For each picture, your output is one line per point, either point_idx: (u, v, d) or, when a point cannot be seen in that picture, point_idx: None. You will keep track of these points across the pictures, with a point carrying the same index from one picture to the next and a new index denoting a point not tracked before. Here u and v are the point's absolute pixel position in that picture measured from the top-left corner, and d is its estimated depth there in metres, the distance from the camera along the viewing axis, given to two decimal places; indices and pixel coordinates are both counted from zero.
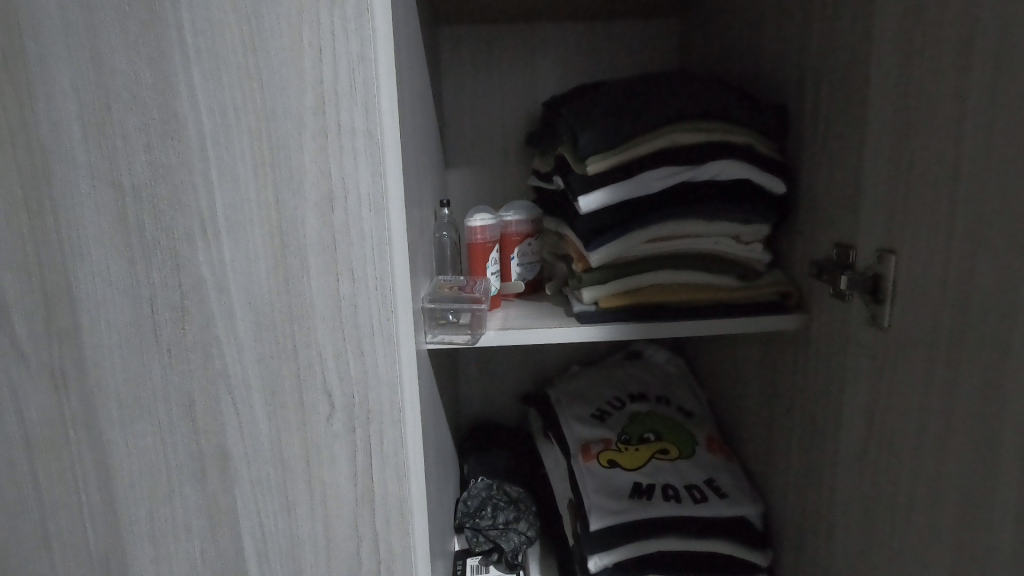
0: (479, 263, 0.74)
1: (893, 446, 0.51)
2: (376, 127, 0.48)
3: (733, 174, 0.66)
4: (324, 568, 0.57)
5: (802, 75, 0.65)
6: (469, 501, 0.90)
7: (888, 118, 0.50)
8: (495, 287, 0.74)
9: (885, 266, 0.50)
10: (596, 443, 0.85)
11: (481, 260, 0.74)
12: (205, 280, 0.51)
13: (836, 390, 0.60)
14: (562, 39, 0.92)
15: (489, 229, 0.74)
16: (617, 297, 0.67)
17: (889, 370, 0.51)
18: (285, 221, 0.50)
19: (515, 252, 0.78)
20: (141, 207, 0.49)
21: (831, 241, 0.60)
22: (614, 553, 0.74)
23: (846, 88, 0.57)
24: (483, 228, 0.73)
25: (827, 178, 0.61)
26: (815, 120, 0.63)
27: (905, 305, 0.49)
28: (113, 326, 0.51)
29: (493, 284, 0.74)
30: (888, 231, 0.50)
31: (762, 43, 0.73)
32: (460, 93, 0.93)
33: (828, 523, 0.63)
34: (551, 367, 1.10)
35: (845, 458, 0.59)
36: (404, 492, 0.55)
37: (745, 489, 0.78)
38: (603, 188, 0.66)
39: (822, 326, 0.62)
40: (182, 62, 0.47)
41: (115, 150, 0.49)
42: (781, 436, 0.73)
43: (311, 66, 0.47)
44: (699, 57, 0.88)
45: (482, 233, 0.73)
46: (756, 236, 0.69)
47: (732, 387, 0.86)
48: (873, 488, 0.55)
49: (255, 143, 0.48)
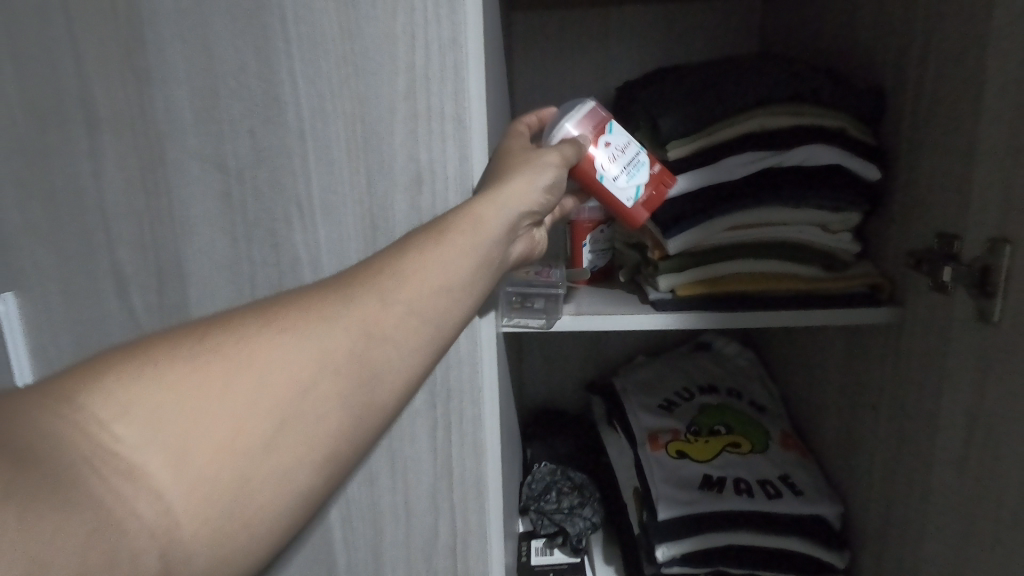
0: (596, 185, 0.54)
1: (998, 449, 0.48)
2: (465, 110, 0.49)
3: (823, 158, 0.64)
4: (402, 540, 0.60)
5: (904, 56, 0.61)
6: (533, 484, 0.92)
7: (1009, 98, 0.47)
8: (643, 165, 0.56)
9: (997, 256, 0.47)
10: (664, 434, 0.84)
11: (592, 155, 0.53)
12: (301, 258, 0.54)
13: (933, 384, 0.57)
14: (640, 21, 0.90)
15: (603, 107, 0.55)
16: (694, 286, 0.66)
17: (998, 369, 0.48)
18: (377, 203, 0.52)
19: (657, 166, 0.57)
20: (244, 189, 0.52)
21: (932, 230, 0.57)
22: (683, 543, 0.73)
23: (957, 69, 0.53)
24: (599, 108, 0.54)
25: (930, 164, 0.57)
26: (917, 103, 0.59)
27: (1019, 301, 0.46)
28: (218, 301, 0.55)
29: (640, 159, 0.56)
30: (1003, 218, 0.47)
31: (858, 21, 0.69)
32: (534, 77, 0.93)
33: (916, 526, 0.60)
34: (617, 353, 1.09)
35: (940, 459, 0.56)
36: (480, 469, 0.57)
37: (822, 487, 0.76)
38: (684, 173, 0.65)
39: (918, 320, 0.59)
40: (285, 49, 0.49)
41: (222, 134, 0.51)
42: (865, 435, 0.70)
43: (404, 53, 0.48)
44: (784, 41, 0.85)
45: (559, 129, 0.54)
46: (845, 224, 0.66)
47: (808, 382, 0.84)
48: (970, 491, 0.52)
49: (350, 127, 0.50)
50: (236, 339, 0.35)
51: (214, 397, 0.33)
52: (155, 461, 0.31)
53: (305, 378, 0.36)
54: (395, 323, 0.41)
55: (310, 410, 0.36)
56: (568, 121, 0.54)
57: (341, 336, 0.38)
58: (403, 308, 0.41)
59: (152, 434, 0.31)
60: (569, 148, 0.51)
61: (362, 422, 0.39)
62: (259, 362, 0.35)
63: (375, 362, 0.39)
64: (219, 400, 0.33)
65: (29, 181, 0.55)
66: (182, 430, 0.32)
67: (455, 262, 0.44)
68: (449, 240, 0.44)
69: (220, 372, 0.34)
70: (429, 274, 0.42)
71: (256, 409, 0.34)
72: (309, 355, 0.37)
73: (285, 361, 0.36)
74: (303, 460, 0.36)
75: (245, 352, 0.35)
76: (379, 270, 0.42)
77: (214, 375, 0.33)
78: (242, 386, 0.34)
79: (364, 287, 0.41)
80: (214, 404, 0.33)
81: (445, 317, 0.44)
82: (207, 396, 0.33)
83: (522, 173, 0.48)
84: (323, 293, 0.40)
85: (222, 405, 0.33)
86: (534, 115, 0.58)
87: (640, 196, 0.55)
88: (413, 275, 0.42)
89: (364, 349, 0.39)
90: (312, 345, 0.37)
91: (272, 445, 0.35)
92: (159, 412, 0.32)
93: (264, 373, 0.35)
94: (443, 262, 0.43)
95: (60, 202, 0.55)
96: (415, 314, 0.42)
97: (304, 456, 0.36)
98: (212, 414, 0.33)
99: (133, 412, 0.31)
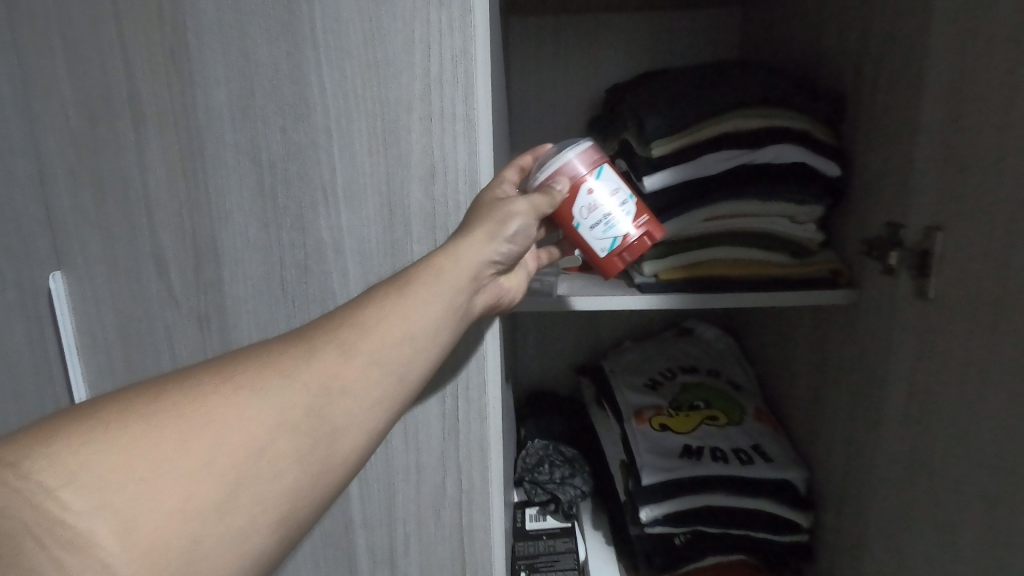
0: (573, 231, 0.57)
1: (934, 407, 0.56)
2: (474, 110, 0.56)
3: (790, 157, 0.71)
4: (413, 497, 0.67)
5: (861, 66, 0.69)
6: (527, 457, 0.99)
7: (943, 105, 0.54)
8: (630, 214, 0.56)
9: (932, 242, 0.55)
10: (648, 409, 0.92)
11: (570, 202, 0.55)
12: (325, 242, 0.60)
13: (882, 355, 0.65)
14: (628, 28, 0.97)
15: (591, 152, 0.55)
16: (676, 271, 0.73)
17: (933, 338, 0.56)
18: (394, 192, 0.58)
19: (643, 216, 0.57)
20: (276, 180, 0.59)
21: (883, 221, 0.64)
22: (664, 505, 0.80)
23: (903, 78, 0.61)
24: (586, 154, 0.55)
25: (883, 162, 0.65)
26: (872, 107, 0.67)
27: (949, 279, 0.53)
28: (249, 281, 0.61)
29: (626, 209, 0.56)
30: (938, 208, 0.55)
31: (825, 32, 0.76)
32: (530, 79, 1.00)
33: (870, 482, 0.68)
34: (605, 339, 1.16)
35: (888, 421, 0.64)
36: (484, 431, 0.64)
37: (791, 455, 0.83)
38: (666, 168, 0.72)
39: (871, 300, 0.67)
40: (314, 54, 0.55)
41: (256, 130, 0.58)
42: (828, 406, 0.78)
43: (420, 60, 0.55)
44: (760, 48, 0.92)
45: (548, 167, 0.55)
46: (811, 216, 0.74)
47: (780, 361, 0.91)
48: (912, 446, 0.60)
49: (371, 125, 0.57)
50: (188, 402, 0.38)
51: (165, 459, 0.35)
52: (101, 527, 0.33)
53: (262, 436, 0.38)
54: (354, 377, 0.43)
55: (266, 470, 0.38)
56: (552, 168, 0.55)
57: (295, 393, 0.40)
58: (362, 361, 0.43)
59: (97, 500, 0.33)
60: (545, 194, 0.54)
61: (322, 478, 0.41)
62: (214, 423, 0.37)
63: (333, 417, 0.41)
64: (171, 463, 0.35)
65: (80, 172, 0.61)
66: (133, 494, 0.34)
67: (415, 314, 0.46)
68: (406, 295, 0.47)
69: (168, 436, 0.36)
70: (390, 327, 0.45)
71: (206, 470, 0.36)
72: (266, 413, 0.39)
73: (240, 420, 0.38)
74: (255, 519, 0.37)
75: (195, 416, 0.37)
76: (335, 329, 0.44)
77: (165, 437, 0.36)
78: (193, 447, 0.36)
79: (322, 343, 0.43)
80: (163, 467, 0.35)
81: (404, 369, 0.45)
82: (159, 459, 0.35)
83: (484, 228, 0.52)
84: (280, 352, 0.42)
85: (171, 468, 0.35)
86: (529, 154, 0.59)
87: (615, 244, 0.56)
88: (370, 330, 0.44)
89: (323, 404, 0.41)
90: (264, 404, 0.39)
91: (224, 507, 0.36)
92: (111, 476, 0.34)
93: (219, 434, 0.37)
94: (399, 318, 0.46)
95: (108, 190, 0.61)
96: (371, 370, 0.43)
97: (257, 517, 0.37)
98: (164, 477, 0.35)
99: (81, 479, 0.34)
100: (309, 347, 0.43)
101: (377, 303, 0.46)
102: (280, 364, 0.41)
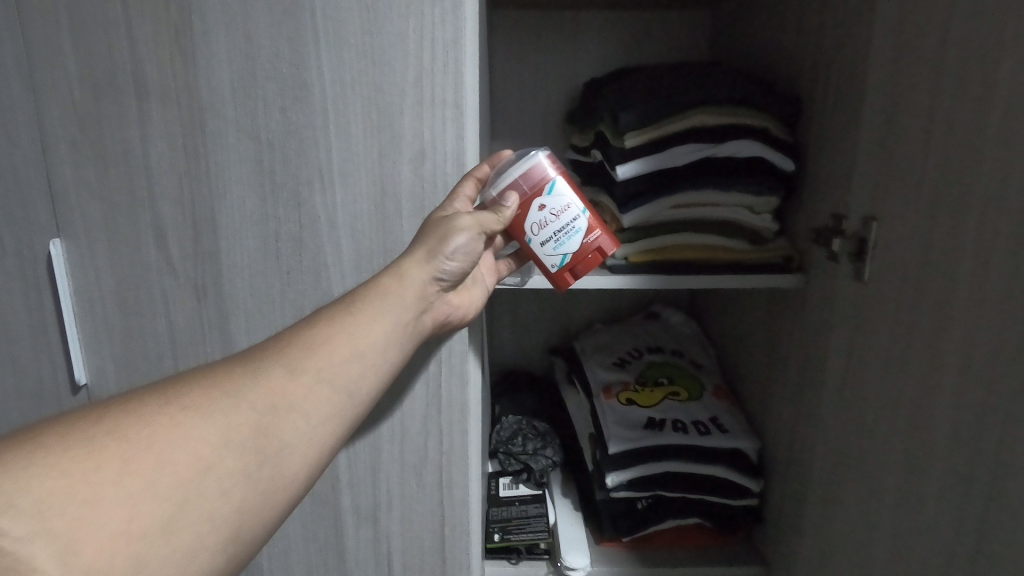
0: (527, 244, 0.62)
1: (865, 378, 0.63)
2: (463, 98, 0.60)
3: (749, 152, 0.78)
4: (397, 457, 0.71)
5: (814, 70, 0.75)
6: (502, 431, 1.05)
7: (881, 109, 0.61)
8: (581, 228, 0.60)
9: (869, 230, 0.62)
10: (616, 385, 0.98)
11: (522, 217, 0.60)
12: (319, 217, 0.64)
13: (825, 333, 0.72)
14: (605, 25, 1.03)
15: (544, 165, 0.59)
16: (644, 255, 0.79)
17: (867, 316, 0.63)
18: (386, 172, 0.62)
19: (597, 231, 0.61)
20: (274, 157, 0.62)
21: (829, 212, 0.71)
22: (629, 471, 0.86)
23: (849, 83, 0.68)
24: (541, 167, 0.59)
25: (830, 158, 0.72)
26: (822, 108, 0.73)
27: (881, 263, 0.60)
28: (245, 251, 0.65)
29: (578, 223, 0.60)
30: (873, 200, 0.62)
31: (785, 38, 0.83)
32: (512, 70, 1.04)
33: (811, 448, 0.76)
34: (577, 321, 1.22)
35: (828, 391, 0.71)
36: (465, 396, 0.69)
37: (744, 427, 0.91)
38: (637, 159, 0.78)
39: (817, 284, 0.74)
40: (314, 40, 0.59)
41: (256, 110, 0.61)
42: (778, 382, 0.85)
43: (413, 49, 0.59)
44: (727, 49, 0.99)
45: (502, 184, 0.60)
46: (767, 207, 0.80)
47: (738, 342, 0.99)
48: (846, 413, 0.67)
49: (366, 109, 0.61)
50: (133, 425, 0.39)
51: (110, 480, 0.36)
52: (42, 549, 0.33)
53: (208, 455, 0.40)
54: (303, 394, 0.46)
55: (214, 486, 0.40)
56: (502, 184, 0.60)
57: (245, 411, 0.43)
58: (311, 378, 0.47)
59: (38, 524, 0.34)
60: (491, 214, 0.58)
61: (271, 494, 0.43)
62: (158, 444, 0.39)
63: (283, 432, 0.44)
64: (116, 484, 0.37)
65: (82, 143, 0.64)
66: (75, 517, 0.35)
67: (361, 335, 0.51)
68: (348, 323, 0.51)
69: (112, 460, 0.37)
70: (337, 349, 0.49)
71: (151, 491, 0.37)
72: (211, 433, 0.41)
73: (185, 440, 0.40)
74: (204, 533, 0.39)
75: (140, 439, 0.39)
76: (282, 351, 0.48)
77: (110, 459, 0.37)
78: (138, 467, 0.38)
79: (270, 365, 0.47)
80: (107, 487, 0.36)
81: (348, 388, 0.49)
82: (103, 481, 0.36)
83: (425, 246, 0.58)
84: (227, 374, 0.45)
85: (115, 489, 0.36)
86: (485, 165, 0.62)
87: (566, 260, 0.61)
88: (318, 350, 0.49)
89: (270, 422, 0.44)
90: (212, 424, 0.41)
91: (171, 526, 0.37)
92: (53, 499, 0.35)
93: (166, 455, 0.39)
94: (343, 343, 0.50)
95: (110, 160, 0.64)
96: (317, 389, 0.47)
97: (203, 533, 0.39)
98: (107, 499, 0.36)
99: (18, 504, 0.34)
100: (256, 369, 0.46)
101: (319, 331, 0.50)
102: (230, 385, 0.44)
